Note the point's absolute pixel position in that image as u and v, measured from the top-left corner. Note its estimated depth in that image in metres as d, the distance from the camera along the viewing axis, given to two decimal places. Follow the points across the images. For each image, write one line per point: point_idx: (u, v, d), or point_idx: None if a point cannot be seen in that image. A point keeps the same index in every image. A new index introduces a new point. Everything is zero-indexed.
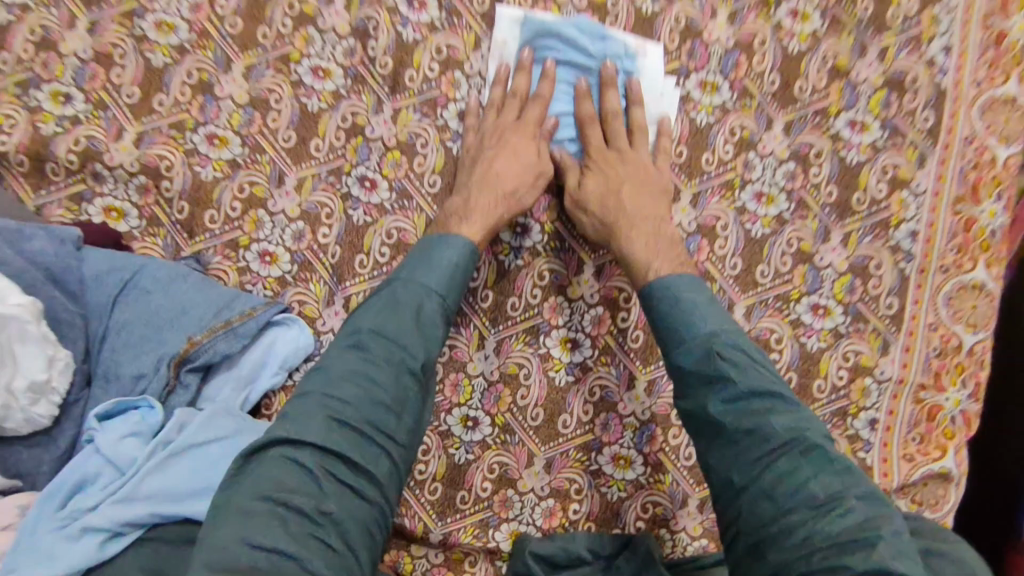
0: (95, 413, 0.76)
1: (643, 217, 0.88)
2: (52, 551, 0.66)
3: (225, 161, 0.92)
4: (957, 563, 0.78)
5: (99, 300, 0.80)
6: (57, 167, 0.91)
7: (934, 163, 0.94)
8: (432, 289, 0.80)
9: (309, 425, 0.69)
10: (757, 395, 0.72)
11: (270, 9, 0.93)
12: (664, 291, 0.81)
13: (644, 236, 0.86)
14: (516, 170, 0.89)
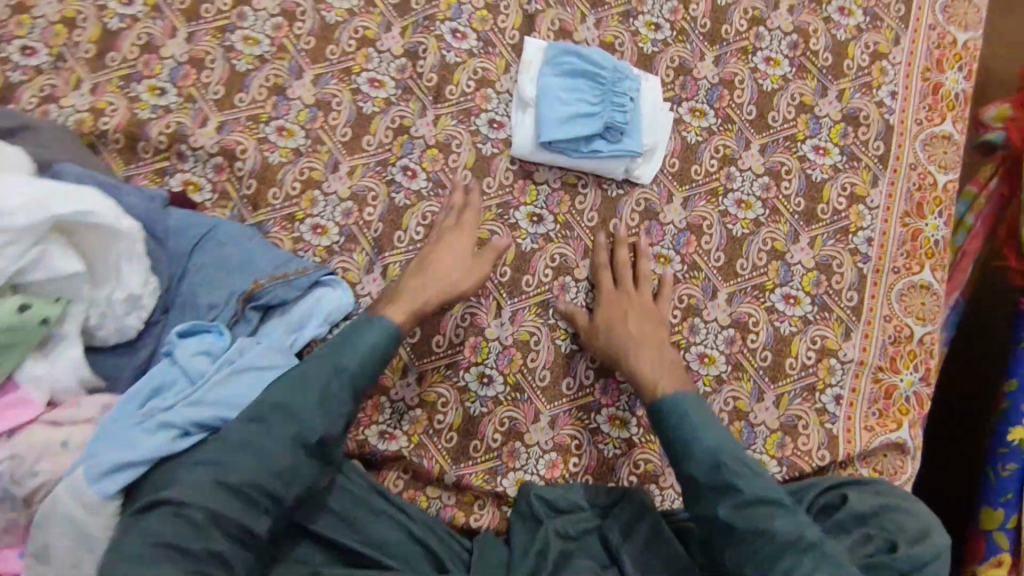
0: (176, 330, 0.91)
1: (650, 346, 1.01)
2: (132, 440, 0.81)
3: (290, 149, 1.09)
4: (912, 526, 0.92)
5: (179, 247, 0.95)
6: (148, 146, 1.08)
7: (885, 184, 1.12)
8: (342, 370, 0.88)
9: (199, 486, 0.79)
10: (761, 504, 0.87)
11: (339, 32, 1.13)
12: (673, 408, 0.95)
13: (650, 351, 1.01)
14: (455, 267, 1.01)
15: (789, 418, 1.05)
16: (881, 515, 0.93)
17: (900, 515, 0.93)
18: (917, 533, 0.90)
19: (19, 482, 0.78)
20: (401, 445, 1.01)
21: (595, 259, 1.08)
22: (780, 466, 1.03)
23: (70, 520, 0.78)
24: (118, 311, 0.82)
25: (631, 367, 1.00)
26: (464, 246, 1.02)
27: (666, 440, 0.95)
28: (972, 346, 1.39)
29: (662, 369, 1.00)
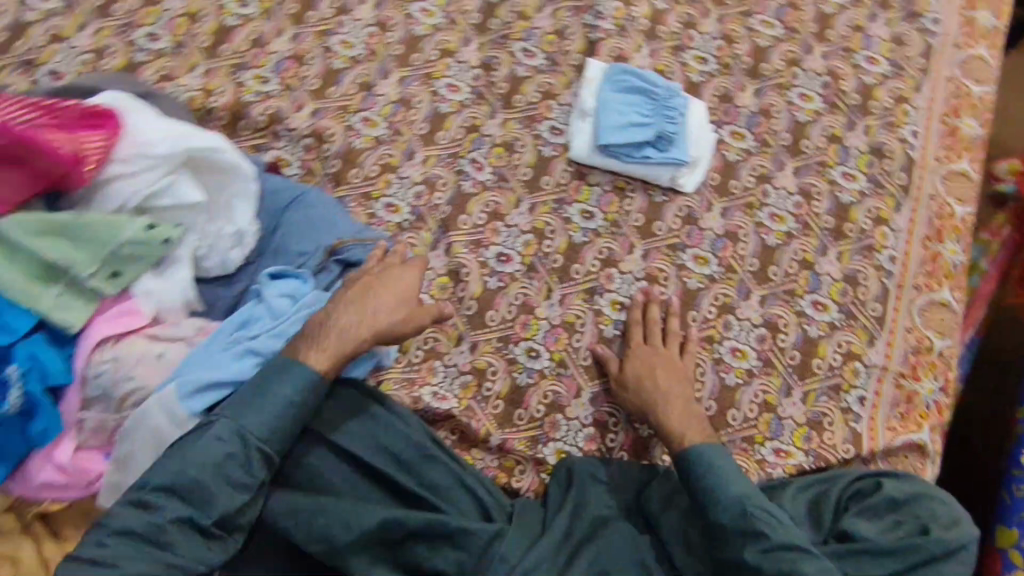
0: (267, 272, 0.97)
1: (681, 404, 1.06)
2: (218, 363, 0.88)
3: (373, 137, 1.22)
4: (935, 510, 0.95)
5: (274, 203, 1.04)
6: (248, 124, 1.21)
7: (907, 210, 1.23)
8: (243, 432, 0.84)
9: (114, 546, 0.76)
10: (787, 551, 0.91)
11: (424, 44, 1.29)
12: (699, 459, 0.99)
13: (681, 407, 1.05)
14: (393, 306, 0.93)
15: (816, 414, 1.11)
16: (914, 504, 0.96)
17: (933, 504, 0.95)
18: (946, 520, 0.94)
19: (117, 385, 0.83)
20: (452, 405, 1.07)
21: (630, 314, 1.14)
22: (807, 456, 1.09)
23: (155, 432, 0.84)
24: (223, 245, 0.91)
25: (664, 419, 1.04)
26: (399, 284, 0.95)
27: (693, 490, 0.98)
28: (989, 383, 1.46)
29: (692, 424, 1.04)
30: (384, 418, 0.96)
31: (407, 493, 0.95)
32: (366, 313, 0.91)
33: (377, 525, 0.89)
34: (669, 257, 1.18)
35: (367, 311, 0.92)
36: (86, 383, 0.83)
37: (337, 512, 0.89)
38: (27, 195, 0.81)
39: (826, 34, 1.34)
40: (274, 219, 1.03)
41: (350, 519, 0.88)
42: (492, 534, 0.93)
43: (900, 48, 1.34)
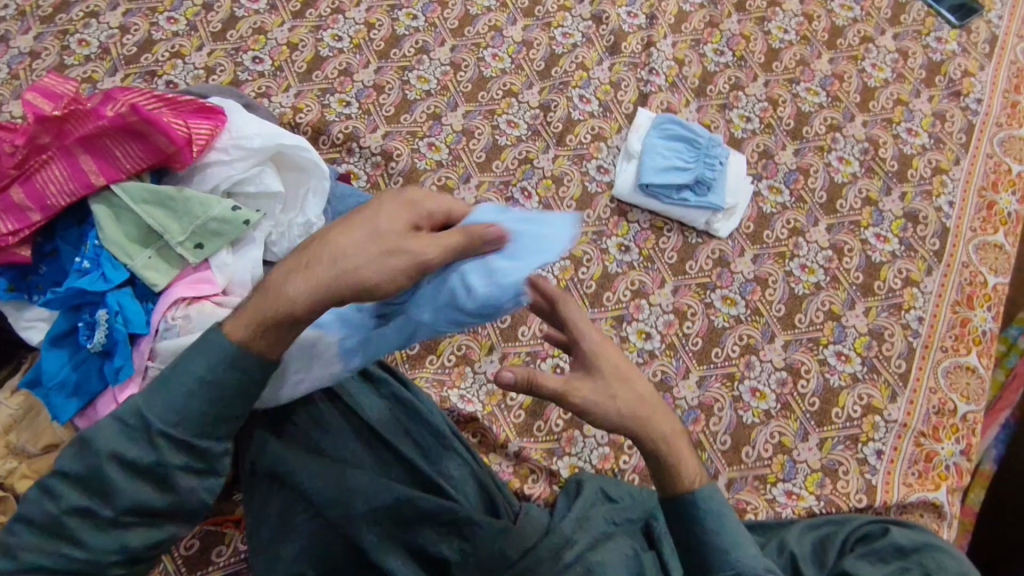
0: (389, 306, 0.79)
1: (614, 377, 0.81)
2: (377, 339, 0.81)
3: (435, 161, 1.35)
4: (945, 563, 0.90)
5: (340, 207, 1.17)
6: (327, 140, 1.36)
7: (938, 274, 1.26)
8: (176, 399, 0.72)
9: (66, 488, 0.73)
10: None
11: (491, 83, 1.43)
12: (701, 510, 0.83)
13: (620, 387, 0.81)
14: (367, 242, 0.72)
15: (831, 461, 1.12)
16: (923, 550, 0.92)
17: (943, 555, 0.90)
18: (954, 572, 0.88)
19: (181, 340, 0.92)
20: (476, 408, 1.13)
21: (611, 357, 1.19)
22: (817, 501, 1.09)
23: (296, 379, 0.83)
24: (294, 234, 1.03)
25: (615, 421, 0.81)
26: (376, 221, 0.73)
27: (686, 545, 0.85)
28: None
29: (662, 434, 0.83)
30: (414, 411, 1.01)
31: (422, 482, 0.97)
32: (332, 267, 0.71)
33: (394, 500, 0.91)
34: (697, 295, 1.25)
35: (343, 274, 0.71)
36: (158, 335, 0.93)
37: (357, 481, 0.91)
38: (142, 166, 0.94)
39: (869, 104, 1.41)
40: (339, 220, 1.15)
41: (371, 490, 0.91)
42: (498, 530, 0.94)
43: (941, 123, 1.40)
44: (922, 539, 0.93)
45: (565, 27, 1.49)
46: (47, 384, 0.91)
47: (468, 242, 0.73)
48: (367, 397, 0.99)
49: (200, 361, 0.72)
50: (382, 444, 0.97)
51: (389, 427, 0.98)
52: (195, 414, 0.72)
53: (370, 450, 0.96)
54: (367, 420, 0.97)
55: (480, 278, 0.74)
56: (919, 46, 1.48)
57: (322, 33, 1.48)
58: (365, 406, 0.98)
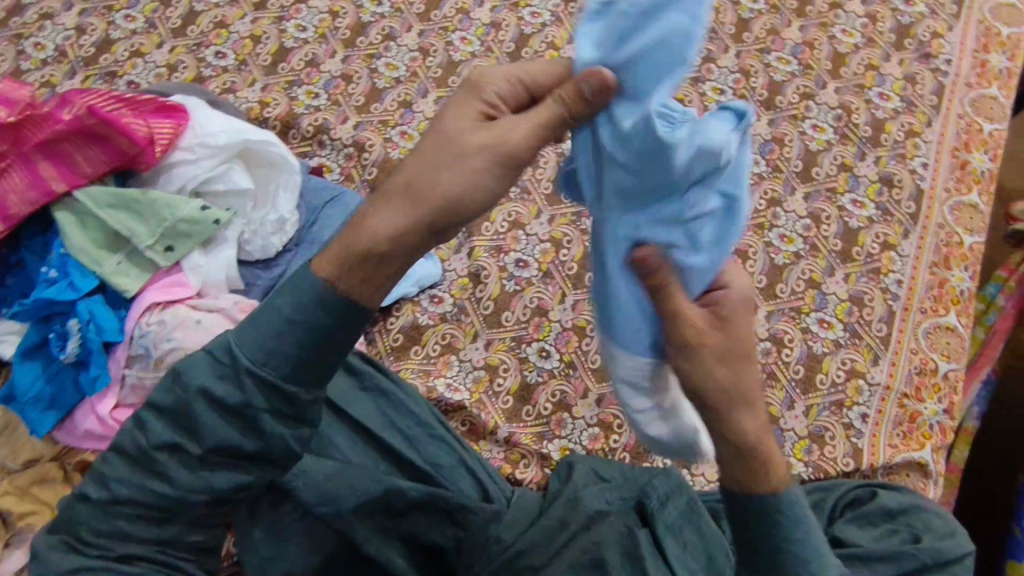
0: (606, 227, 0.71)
1: (723, 342, 0.68)
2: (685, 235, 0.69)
3: (408, 149, 1.33)
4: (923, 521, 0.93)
5: (313, 202, 1.14)
6: (297, 134, 1.34)
7: (915, 237, 1.27)
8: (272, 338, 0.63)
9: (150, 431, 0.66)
10: None
11: (461, 67, 1.41)
12: (780, 512, 0.69)
13: (722, 360, 0.68)
14: (448, 143, 0.63)
15: (817, 427, 1.13)
16: (912, 511, 0.94)
17: (930, 516, 0.93)
18: (943, 531, 0.91)
19: (157, 346, 0.90)
20: (464, 397, 1.13)
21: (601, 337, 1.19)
22: (806, 467, 1.10)
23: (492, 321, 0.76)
24: (267, 231, 1.01)
25: (694, 381, 0.69)
26: (454, 123, 0.64)
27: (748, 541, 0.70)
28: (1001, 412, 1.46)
29: (741, 421, 0.69)
30: (399, 403, 1.02)
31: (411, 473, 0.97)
32: (418, 177, 0.63)
33: (385, 490, 0.91)
34: None
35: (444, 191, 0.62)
36: (132, 342, 0.91)
37: (348, 476, 0.91)
38: (105, 169, 0.93)
39: (840, 71, 1.41)
40: (312, 215, 1.12)
41: (363, 484, 0.91)
42: (491, 515, 0.94)
43: (913, 85, 1.40)
44: (909, 500, 0.96)
45: (534, 7, 1.47)
46: (21, 399, 0.90)
47: (568, 108, 0.64)
48: (353, 393, 0.99)
49: (290, 296, 0.63)
50: (371, 439, 0.98)
51: (376, 421, 0.99)
52: (284, 357, 0.63)
53: (361, 445, 0.97)
54: (353, 415, 0.98)
55: (610, 134, 0.65)
56: (888, 10, 1.48)
57: (285, 25, 1.44)
58: (353, 403, 0.98)
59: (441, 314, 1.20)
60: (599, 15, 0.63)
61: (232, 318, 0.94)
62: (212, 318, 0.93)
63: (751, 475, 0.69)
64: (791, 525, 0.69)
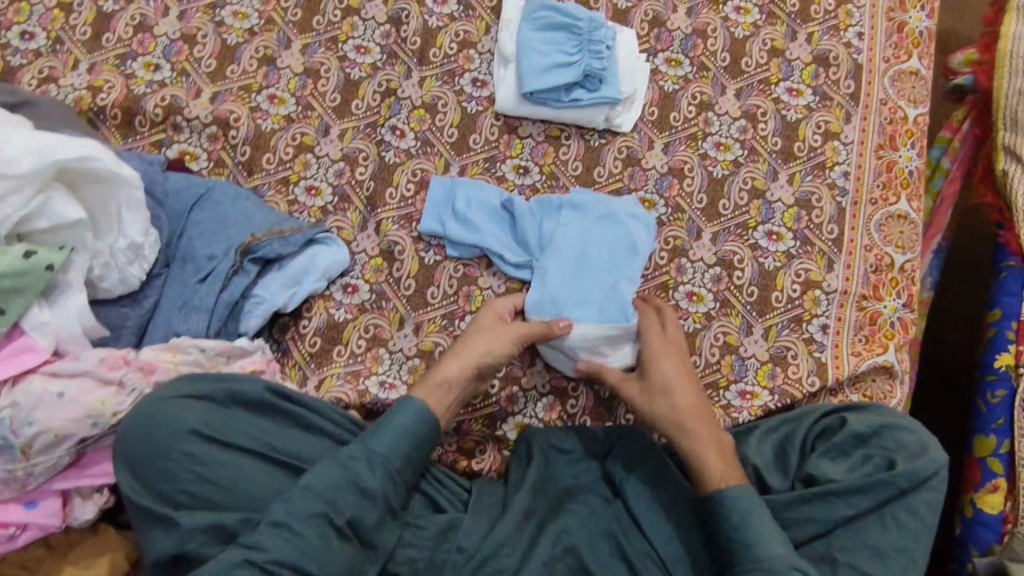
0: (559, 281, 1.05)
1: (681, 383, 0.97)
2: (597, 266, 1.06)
3: (282, 116, 1.13)
4: (903, 447, 0.90)
5: (179, 206, 0.99)
6: (145, 120, 1.12)
7: (858, 120, 1.16)
8: (371, 453, 0.85)
9: (237, 502, 0.82)
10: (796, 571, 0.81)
11: (324, 3, 1.18)
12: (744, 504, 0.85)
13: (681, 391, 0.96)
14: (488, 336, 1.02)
15: (779, 349, 1.07)
16: (881, 432, 0.92)
17: (901, 432, 0.91)
18: (914, 449, 0.89)
19: (17, 433, 0.77)
20: (401, 394, 1.02)
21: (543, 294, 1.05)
22: (772, 395, 1.05)
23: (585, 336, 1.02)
24: (121, 262, 0.87)
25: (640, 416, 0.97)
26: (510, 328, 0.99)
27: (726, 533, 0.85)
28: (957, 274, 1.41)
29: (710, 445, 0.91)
30: (311, 425, 0.88)
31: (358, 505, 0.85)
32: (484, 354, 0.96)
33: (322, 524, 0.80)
34: None
35: (484, 349, 0.96)
36: None
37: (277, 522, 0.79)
38: None
39: None
40: (181, 223, 0.98)
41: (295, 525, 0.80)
42: (444, 526, 0.89)
43: None
44: (876, 421, 0.93)
45: None
46: None
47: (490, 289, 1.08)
48: (245, 422, 0.85)
49: (404, 416, 0.88)
50: (289, 473, 0.85)
51: (290, 452, 0.86)
52: (376, 452, 0.85)
53: (278, 482, 0.84)
54: (256, 448, 0.84)
55: (499, 224, 1.09)
56: None
57: None
58: (249, 437, 0.84)
59: (359, 305, 1.05)
60: (451, 185, 1.10)
61: (103, 379, 0.82)
62: (81, 386, 0.80)
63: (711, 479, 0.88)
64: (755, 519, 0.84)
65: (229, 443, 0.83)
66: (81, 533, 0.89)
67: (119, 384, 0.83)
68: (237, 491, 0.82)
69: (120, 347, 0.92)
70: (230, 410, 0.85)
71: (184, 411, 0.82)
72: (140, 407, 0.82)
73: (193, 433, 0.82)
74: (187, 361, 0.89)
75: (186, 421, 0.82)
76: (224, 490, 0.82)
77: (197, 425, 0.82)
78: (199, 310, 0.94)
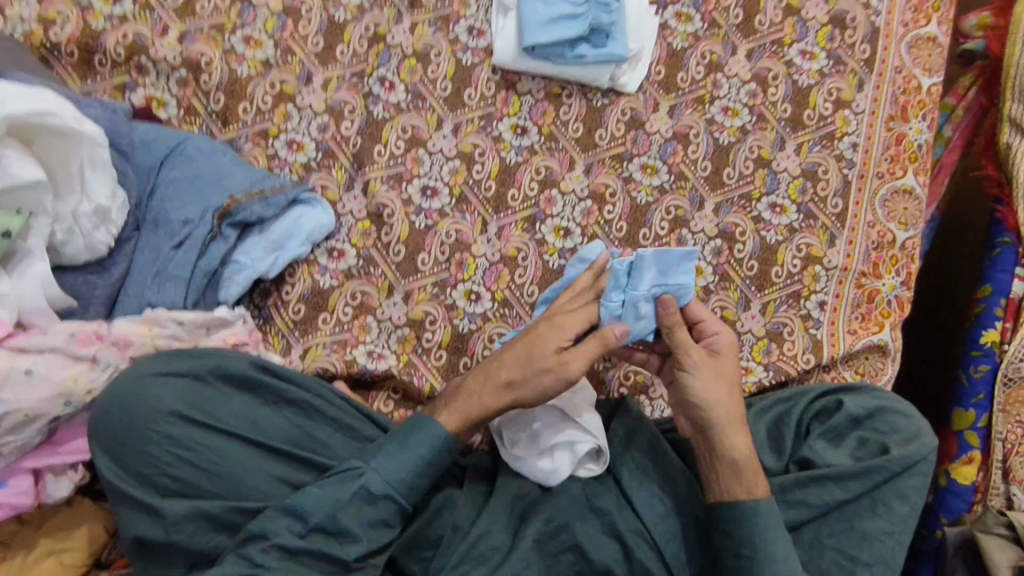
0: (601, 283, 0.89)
1: (711, 368, 0.86)
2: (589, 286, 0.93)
3: (259, 60, 1.03)
4: (906, 435, 0.90)
5: (148, 162, 0.92)
6: (105, 59, 1.01)
7: (871, 88, 1.11)
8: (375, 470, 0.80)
9: (228, 491, 0.79)
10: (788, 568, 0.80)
11: None
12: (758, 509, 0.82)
13: (717, 379, 0.85)
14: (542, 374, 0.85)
15: (776, 325, 1.05)
16: (874, 415, 0.93)
17: (894, 415, 0.93)
18: (906, 434, 0.90)
19: None
20: (390, 364, 0.98)
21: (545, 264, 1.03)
22: (767, 371, 1.04)
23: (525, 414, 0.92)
24: (85, 226, 0.83)
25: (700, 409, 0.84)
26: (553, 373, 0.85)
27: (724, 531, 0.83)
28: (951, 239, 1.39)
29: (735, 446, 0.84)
30: (300, 403, 0.84)
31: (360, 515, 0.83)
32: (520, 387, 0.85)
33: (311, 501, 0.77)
34: (614, 169, 1.06)
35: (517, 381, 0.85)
36: None
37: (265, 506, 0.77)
38: None
39: None
40: (151, 181, 0.91)
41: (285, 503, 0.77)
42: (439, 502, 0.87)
43: None
44: (869, 404, 0.94)
45: None
46: None
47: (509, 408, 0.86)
48: (231, 401, 0.81)
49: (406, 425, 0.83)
50: (273, 451, 0.81)
51: (284, 438, 0.82)
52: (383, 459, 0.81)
53: (262, 460, 0.81)
54: (239, 426, 0.80)
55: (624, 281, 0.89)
56: None
57: None
58: (233, 416, 0.80)
59: (346, 270, 0.99)
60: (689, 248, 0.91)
61: (74, 355, 0.78)
62: (50, 361, 0.77)
63: (737, 482, 0.83)
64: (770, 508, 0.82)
65: (212, 425, 0.79)
66: (53, 507, 0.86)
67: (92, 361, 0.79)
68: (228, 481, 0.79)
69: (89, 318, 0.86)
70: (213, 389, 0.81)
71: (164, 392, 0.78)
72: (117, 386, 0.78)
73: (174, 414, 0.78)
74: (164, 334, 0.84)
75: (165, 400, 0.78)
76: (211, 476, 0.78)
77: (178, 406, 0.78)
78: (175, 279, 0.88)
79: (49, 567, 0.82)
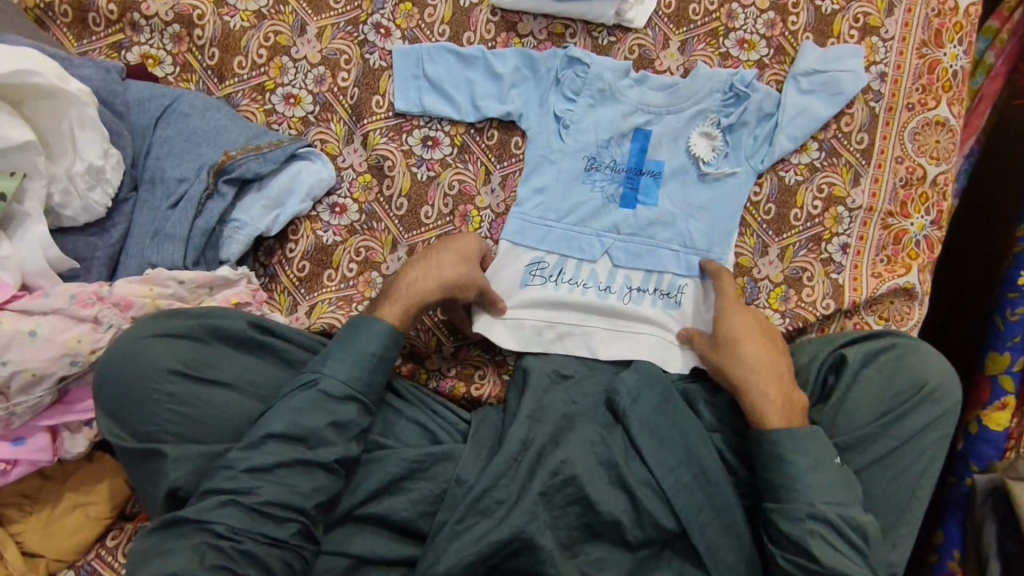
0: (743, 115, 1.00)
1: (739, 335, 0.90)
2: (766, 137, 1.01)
3: (252, 12, 1.00)
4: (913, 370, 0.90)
5: (142, 121, 0.91)
6: (98, 17, 1.00)
7: (901, 12, 1.02)
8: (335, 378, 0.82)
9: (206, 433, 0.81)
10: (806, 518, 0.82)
11: None
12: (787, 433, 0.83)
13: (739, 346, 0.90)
14: (457, 265, 0.91)
15: (794, 270, 1.01)
16: (876, 359, 0.92)
17: (906, 357, 0.91)
18: (909, 388, 0.89)
19: None
20: None
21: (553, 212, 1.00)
22: (784, 318, 1.00)
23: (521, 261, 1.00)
24: (80, 187, 0.84)
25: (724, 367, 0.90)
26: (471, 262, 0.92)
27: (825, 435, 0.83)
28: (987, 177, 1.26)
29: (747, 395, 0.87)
30: (290, 359, 0.86)
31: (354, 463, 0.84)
32: (443, 276, 0.90)
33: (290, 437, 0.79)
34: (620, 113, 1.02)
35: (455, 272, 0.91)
36: None
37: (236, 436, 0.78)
38: None
39: None
40: (146, 141, 0.91)
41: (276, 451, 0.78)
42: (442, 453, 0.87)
43: None
44: (870, 349, 0.92)
45: None
46: None
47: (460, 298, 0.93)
48: (227, 357, 0.83)
49: (373, 339, 0.84)
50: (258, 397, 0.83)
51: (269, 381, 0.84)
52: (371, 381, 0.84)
53: (245, 401, 0.82)
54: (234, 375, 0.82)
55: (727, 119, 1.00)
56: None
57: None
58: (231, 370, 0.82)
59: (349, 226, 0.98)
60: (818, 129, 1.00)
61: (77, 317, 0.80)
62: (55, 321, 0.80)
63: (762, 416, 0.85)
64: (783, 432, 0.83)
65: (205, 376, 0.81)
66: (75, 464, 0.89)
67: (95, 321, 0.81)
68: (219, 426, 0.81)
69: (92, 279, 0.87)
70: (208, 345, 0.82)
71: (159, 352, 0.79)
72: (117, 344, 0.80)
73: (173, 372, 0.79)
74: (165, 294, 0.85)
75: (162, 359, 0.79)
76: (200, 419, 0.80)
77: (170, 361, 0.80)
78: (172, 239, 0.88)
79: (76, 519, 0.86)
